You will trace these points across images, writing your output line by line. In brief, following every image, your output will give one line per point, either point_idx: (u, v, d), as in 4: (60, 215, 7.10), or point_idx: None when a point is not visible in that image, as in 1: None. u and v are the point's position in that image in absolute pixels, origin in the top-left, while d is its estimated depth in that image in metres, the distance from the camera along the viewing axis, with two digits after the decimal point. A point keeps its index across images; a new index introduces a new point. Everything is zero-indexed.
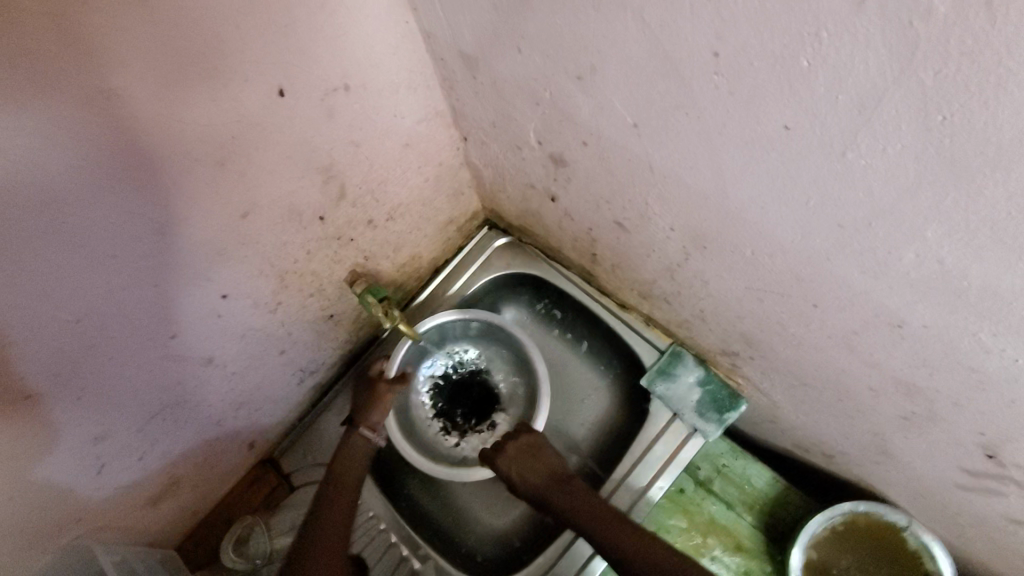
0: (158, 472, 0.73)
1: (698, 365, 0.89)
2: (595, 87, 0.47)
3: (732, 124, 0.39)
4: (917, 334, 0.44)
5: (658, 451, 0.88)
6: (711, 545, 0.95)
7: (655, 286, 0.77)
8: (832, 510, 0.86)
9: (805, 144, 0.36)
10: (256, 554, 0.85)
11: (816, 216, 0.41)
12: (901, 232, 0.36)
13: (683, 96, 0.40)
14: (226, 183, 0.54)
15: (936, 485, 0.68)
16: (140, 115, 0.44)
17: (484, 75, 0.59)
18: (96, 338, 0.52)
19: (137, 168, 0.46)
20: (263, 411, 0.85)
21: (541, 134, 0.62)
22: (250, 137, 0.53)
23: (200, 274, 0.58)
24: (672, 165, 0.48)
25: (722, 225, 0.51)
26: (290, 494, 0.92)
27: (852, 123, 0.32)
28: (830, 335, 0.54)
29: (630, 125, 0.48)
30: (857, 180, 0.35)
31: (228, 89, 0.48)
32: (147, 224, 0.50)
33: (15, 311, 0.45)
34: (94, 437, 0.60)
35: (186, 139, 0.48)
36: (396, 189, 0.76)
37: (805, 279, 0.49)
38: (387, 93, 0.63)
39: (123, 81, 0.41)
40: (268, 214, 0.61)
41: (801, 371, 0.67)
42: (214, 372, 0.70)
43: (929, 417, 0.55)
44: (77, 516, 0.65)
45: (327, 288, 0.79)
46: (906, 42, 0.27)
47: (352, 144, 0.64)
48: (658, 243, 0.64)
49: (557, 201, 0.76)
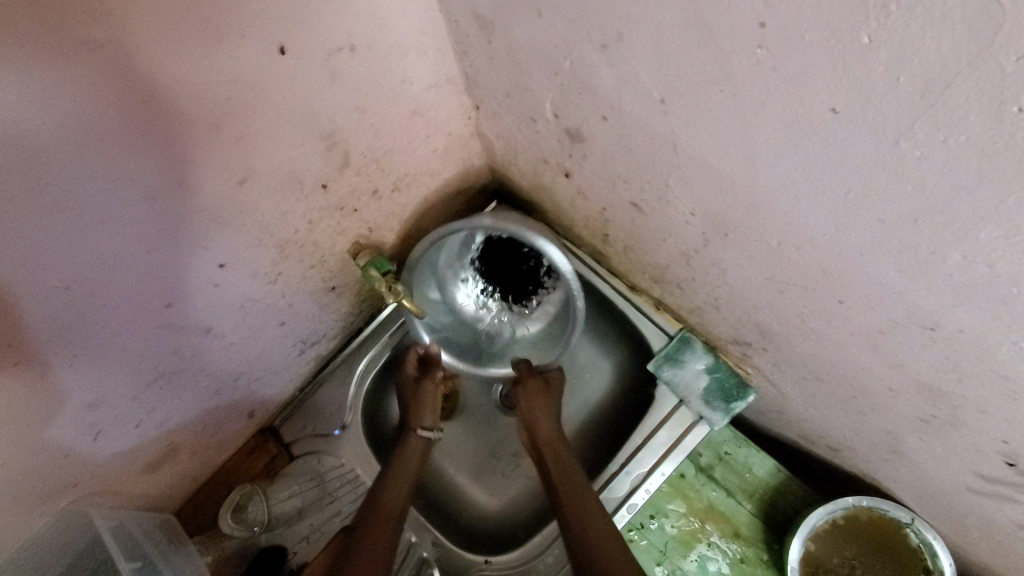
0: (155, 438, 0.72)
1: (707, 352, 0.86)
2: (620, 58, 0.43)
3: (771, 104, 0.35)
4: (950, 339, 0.41)
5: (661, 437, 0.88)
6: (708, 531, 0.94)
7: (668, 270, 0.74)
8: (835, 504, 0.85)
9: (854, 130, 0.32)
10: (255, 520, 0.86)
11: (855, 210, 0.38)
12: (950, 232, 0.33)
13: (719, 70, 0.36)
14: (222, 147, 0.51)
15: (948, 488, 0.66)
16: (127, 69, 0.40)
17: (500, 40, 0.55)
18: (89, 305, 0.51)
19: (126, 128, 0.43)
20: (263, 380, 0.84)
21: (557, 107, 0.58)
22: (249, 98, 0.50)
23: (197, 242, 0.56)
24: (699, 146, 0.45)
25: (746, 212, 0.48)
26: (288, 464, 0.92)
27: (911, 109, 0.29)
28: (853, 333, 0.51)
29: (656, 101, 0.44)
30: (907, 172, 0.32)
31: (224, 45, 0.45)
32: (141, 188, 0.47)
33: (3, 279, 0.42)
34: (89, 404, 0.59)
35: (179, 98, 0.45)
36: (403, 158, 0.73)
37: (833, 275, 0.46)
38: (396, 55, 0.59)
39: (106, 31, 0.37)
40: (268, 181, 0.58)
41: (817, 367, 0.64)
42: (213, 341, 0.68)
43: (951, 421, 0.52)
44: (73, 480, 0.64)
45: (330, 258, 0.77)
46: (988, 21, 0.23)
47: (357, 109, 0.60)
48: (676, 227, 0.61)
49: (571, 177, 0.72)
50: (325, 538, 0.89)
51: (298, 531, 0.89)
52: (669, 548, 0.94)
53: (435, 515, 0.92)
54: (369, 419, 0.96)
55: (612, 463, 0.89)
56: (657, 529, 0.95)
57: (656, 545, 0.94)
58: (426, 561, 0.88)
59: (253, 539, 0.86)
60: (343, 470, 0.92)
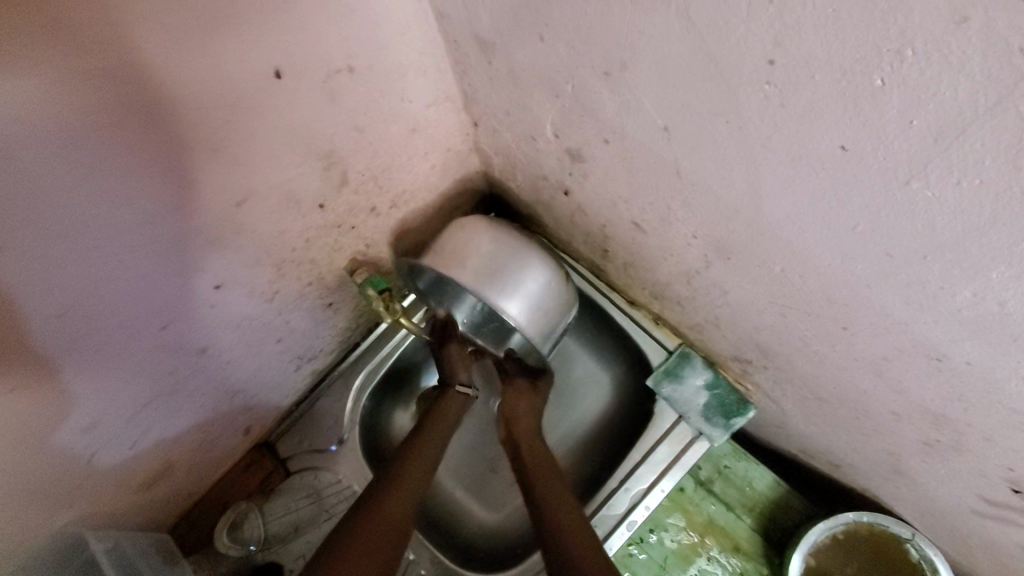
0: (150, 458, 0.71)
1: (707, 368, 0.85)
2: (624, 85, 0.42)
3: (778, 138, 0.35)
4: (956, 370, 0.41)
5: (661, 453, 0.87)
6: (708, 546, 0.94)
7: (668, 288, 0.74)
8: (835, 520, 0.84)
9: (862, 168, 0.32)
10: (250, 539, 0.86)
11: (861, 243, 0.37)
12: (960, 269, 0.33)
13: (724, 103, 0.36)
14: (219, 170, 0.50)
15: (950, 508, 0.65)
16: (122, 98, 0.39)
17: (500, 61, 0.55)
18: (84, 331, 0.49)
19: (121, 155, 0.42)
20: (259, 397, 0.83)
21: (558, 128, 0.58)
22: (247, 121, 0.49)
23: (193, 264, 0.55)
24: (702, 174, 0.44)
25: (749, 239, 0.47)
26: (284, 480, 0.91)
27: (924, 151, 0.28)
28: (856, 358, 0.51)
29: (660, 128, 0.44)
30: (917, 211, 0.32)
31: (222, 70, 0.44)
32: (137, 214, 0.46)
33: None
34: (82, 428, 0.57)
35: (176, 124, 0.44)
36: (402, 175, 0.72)
37: (837, 302, 0.45)
38: (395, 75, 0.59)
39: (100, 61, 0.37)
40: (265, 202, 0.57)
41: (819, 387, 0.64)
42: (208, 361, 0.67)
43: (955, 446, 0.52)
44: (68, 503, 0.63)
45: (327, 275, 0.76)
46: (1009, 72, 0.23)
47: (356, 129, 0.60)
48: (676, 248, 0.61)
49: (570, 195, 0.72)
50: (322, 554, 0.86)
51: (295, 548, 0.87)
52: (669, 563, 0.93)
53: (434, 532, 0.90)
54: (367, 435, 0.95)
55: (610, 479, 0.88)
56: (657, 544, 0.95)
57: (656, 560, 0.94)
58: None
59: (249, 558, 0.85)
60: (339, 486, 0.90)
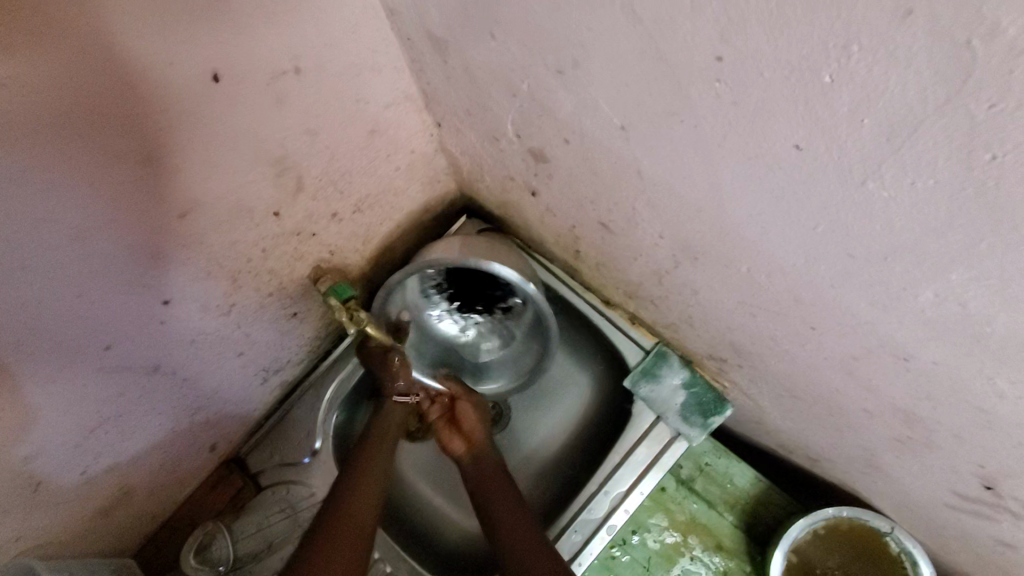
0: (105, 483, 0.68)
1: (684, 368, 0.84)
2: (578, 84, 0.41)
3: (733, 137, 0.33)
4: (924, 370, 0.40)
5: (640, 455, 0.86)
6: (690, 545, 0.93)
7: (640, 288, 0.73)
8: (815, 516, 0.83)
9: (818, 168, 0.31)
10: (219, 559, 0.83)
11: (824, 243, 0.36)
12: (920, 270, 0.31)
13: (678, 101, 0.34)
14: (156, 182, 0.47)
15: (926, 502, 0.65)
16: (34, 110, 0.36)
17: (455, 60, 0.52)
18: (14, 358, 0.47)
19: (39, 172, 0.39)
20: (223, 413, 0.80)
21: (519, 127, 0.56)
22: (183, 130, 0.46)
23: (135, 281, 0.52)
24: (663, 174, 0.43)
25: (714, 238, 0.46)
26: (255, 496, 0.88)
27: (877, 151, 0.27)
28: (826, 357, 0.50)
29: (617, 128, 0.42)
30: (875, 211, 0.30)
31: (149, 75, 0.41)
32: (65, 232, 0.44)
33: None
34: (23, 457, 0.54)
35: (101, 136, 0.41)
36: (363, 179, 0.70)
37: (804, 303, 0.44)
38: (347, 76, 0.56)
39: (4, 71, 0.34)
40: (212, 213, 0.54)
41: (793, 385, 0.63)
42: (162, 379, 0.64)
43: (927, 444, 0.51)
44: (14, 535, 0.60)
45: (289, 285, 0.73)
46: (957, 67, 0.21)
47: (308, 133, 0.57)
48: (645, 249, 0.59)
49: (538, 196, 0.70)
50: None
51: (267, 566, 0.84)
52: (651, 564, 0.92)
53: (412, 543, 0.88)
54: (340, 445, 0.92)
55: (589, 483, 0.86)
56: (639, 545, 0.94)
57: (638, 560, 0.93)
58: None
59: None
60: (313, 500, 0.87)
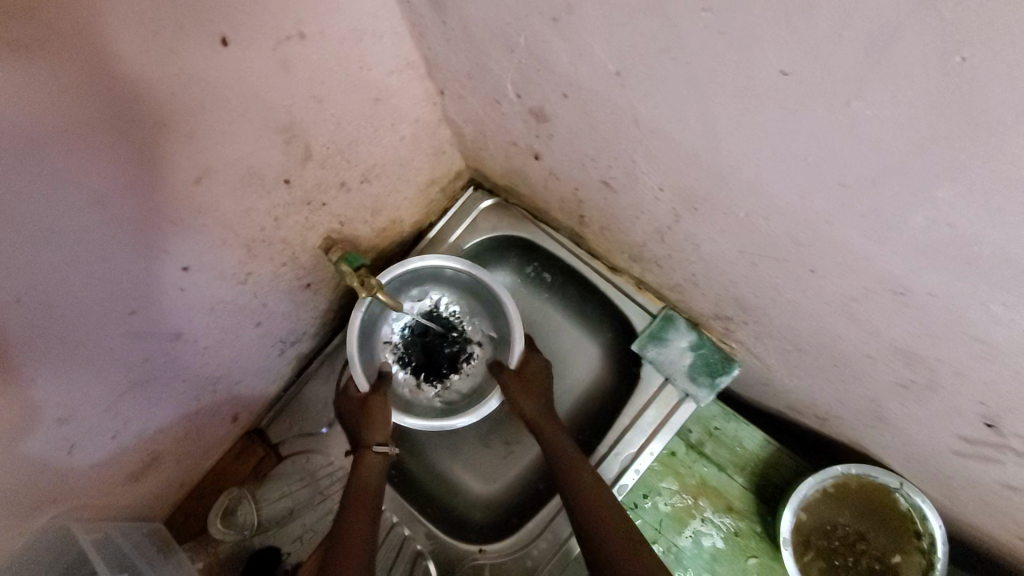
0: (135, 449, 0.71)
1: (691, 330, 0.86)
2: (572, 31, 0.42)
3: (723, 69, 0.34)
4: (920, 303, 0.41)
5: (649, 416, 0.88)
6: (701, 507, 0.94)
7: (645, 249, 0.74)
8: (824, 473, 0.84)
9: (805, 92, 0.32)
10: (245, 524, 0.88)
11: (816, 174, 0.37)
12: (908, 192, 0.32)
13: (668, 37, 0.35)
14: (172, 145, 0.49)
15: (932, 451, 0.66)
16: (59, 72, 0.38)
17: (454, 20, 0.53)
18: (45, 318, 0.49)
19: (62, 133, 0.41)
20: (243, 383, 0.83)
21: (520, 87, 0.57)
22: (197, 94, 0.48)
23: (155, 246, 0.55)
24: (658, 120, 0.44)
25: (711, 184, 0.47)
26: (276, 465, 0.92)
27: (859, 67, 0.28)
28: (827, 301, 0.51)
29: (613, 75, 0.43)
30: (861, 132, 0.31)
31: (163, 39, 0.43)
32: (89, 194, 0.46)
33: None
34: (58, 418, 0.57)
35: (121, 98, 0.43)
36: (369, 148, 0.71)
37: (802, 244, 0.45)
38: (350, 41, 0.57)
39: (31, 31, 0.36)
40: (225, 178, 0.56)
41: (797, 338, 0.64)
42: (184, 347, 0.67)
43: (929, 385, 0.52)
44: (52, 496, 0.63)
45: (301, 256, 0.75)
46: None
47: (314, 100, 0.59)
48: (647, 205, 0.60)
49: (541, 160, 0.71)
50: (317, 537, 0.89)
51: (291, 530, 0.90)
52: (664, 526, 0.93)
53: (428, 507, 0.91)
54: None
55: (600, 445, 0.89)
56: (651, 508, 0.95)
57: (651, 524, 0.93)
58: (420, 553, 0.88)
59: (245, 541, 0.88)
60: (332, 468, 0.92)
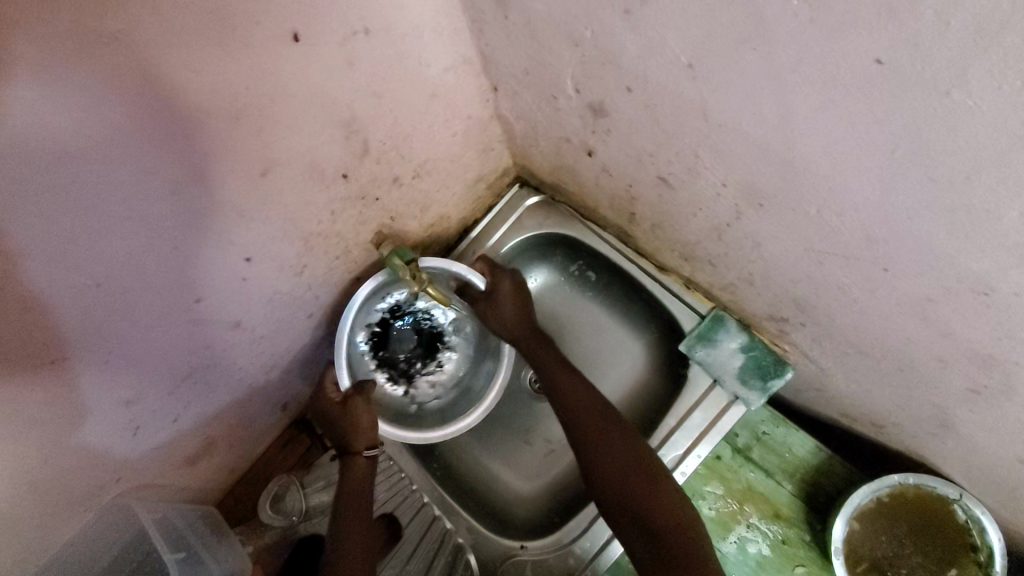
0: (193, 432, 0.74)
1: (741, 331, 0.83)
2: (644, 22, 0.41)
3: (809, 59, 0.33)
4: (1007, 304, 0.39)
5: (697, 418, 0.86)
6: (747, 513, 0.92)
7: (698, 247, 0.72)
8: (879, 482, 0.81)
9: (897, 82, 0.30)
10: (293, 510, 0.88)
11: (902, 169, 0.35)
12: (1007, 187, 0.31)
13: (751, 26, 0.34)
14: (242, 138, 0.51)
15: (1002, 463, 0.62)
16: (138, 64, 0.40)
17: (516, 15, 0.54)
18: (119, 303, 0.51)
19: (139, 125, 0.43)
20: (294, 373, 0.85)
21: (579, 81, 0.56)
22: (268, 89, 0.49)
23: (221, 237, 0.56)
24: (730, 113, 0.43)
25: (781, 179, 0.46)
26: (322, 455, 0.94)
27: (962, 54, 0.27)
28: (898, 302, 0.48)
29: (684, 67, 0.42)
30: (958, 124, 0.30)
31: (239, 36, 0.44)
32: (163, 184, 0.47)
33: (49, 281, 0.44)
34: (126, 400, 0.60)
35: (196, 92, 0.44)
36: (423, 144, 0.72)
37: (877, 241, 0.43)
38: (411, 38, 0.58)
39: (117, 24, 0.37)
40: (288, 172, 0.58)
41: (859, 340, 0.61)
42: (242, 335, 0.69)
43: (1006, 393, 0.49)
44: (117, 474, 0.66)
45: (353, 249, 0.77)
46: None
47: (374, 96, 0.60)
48: (706, 201, 0.59)
49: (594, 155, 0.70)
50: None
51: None
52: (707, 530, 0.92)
53: (469, 502, 0.92)
54: None
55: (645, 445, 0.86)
56: None
57: None
58: (461, 546, 0.89)
59: (292, 528, 0.88)
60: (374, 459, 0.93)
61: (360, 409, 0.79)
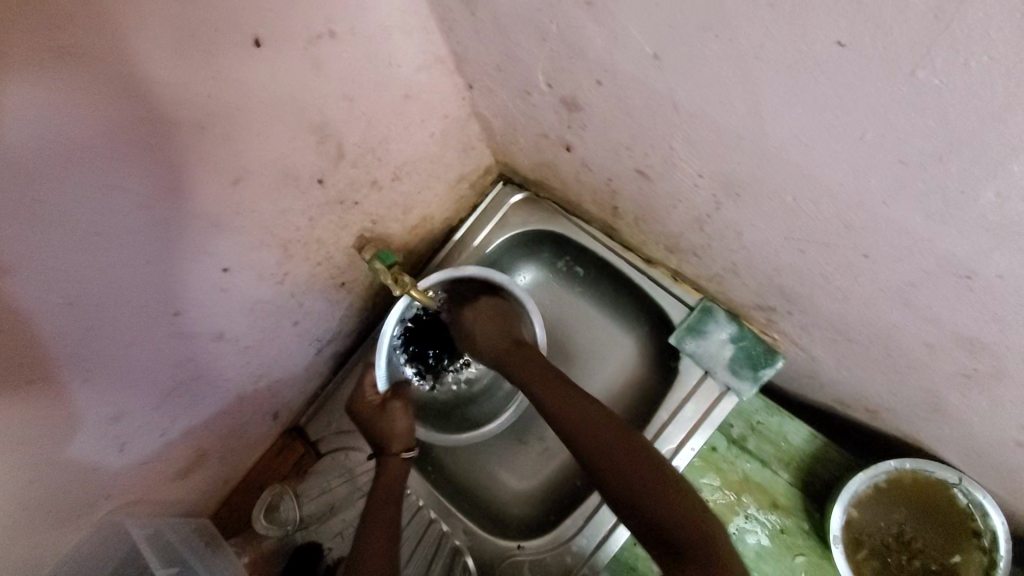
0: (182, 445, 0.73)
1: (730, 321, 0.83)
2: (607, 13, 0.40)
3: (770, 45, 0.32)
4: (988, 287, 0.38)
5: (688, 411, 0.85)
6: (745, 504, 0.91)
7: (682, 239, 0.72)
8: (876, 469, 0.80)
9: (861, 64, 0.30)
10: (287, 520, 0.87)
11: (873, 152, 0.35)
12: (979, 167, 0.30)
13: (711, 13, 0.33)
14: (211, 147, 0.50)
15: (996, 444, 0.62)
16: (100, 77, 0.39)
17: (483, 12, 0.53)
18: (96, 320, 0.51)
19: (104, 138, 0.42)
20: (283, 382, 0.85)
21: (550, 76, 0.56)
22: (234, 96, 0.49)
23: (197, 248, 0.56)
24: (699, 102, 0.42)
25: (755, 167, 0.45)
26: (317, 462, 0.93)
27: (924, 33, 0.26)
28: (882, 288, 0.48)
29: (650, 57, 0.41)
30: (926, 105, 0.29)
31: (200, 43, 0.43)
32: (133, 197, 0.47)
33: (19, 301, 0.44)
34: (111, 416, 0.59)
35: (160, 102, 0.44)
36: (400, 146, 0.71)
37: (854, 227, 0.43)
38: (379, 39, 0.57)
39: (72, 36, 0.36)
40: (262, 180, 0.57)
41: (846, 327, 0.61)
42: (226, 346, 0.69)
43: (995, 375, 0.48)
44: (107, 491, 0.66)
45: (335, 255, 0.76)
46: None
47: (346, 99, 0.59)
48: (685, 193, 0.58)
49: (573, 150, 0.69)
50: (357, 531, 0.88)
51: (331, 526, 0.90)
52: None
53: (464, 504, 0.92)
54: None
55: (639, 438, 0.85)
56: None
57: None
58: (458, 549, 0.88)
59: (287, 538, 0.87)
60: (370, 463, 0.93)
61: (398, 414, 0.82)
